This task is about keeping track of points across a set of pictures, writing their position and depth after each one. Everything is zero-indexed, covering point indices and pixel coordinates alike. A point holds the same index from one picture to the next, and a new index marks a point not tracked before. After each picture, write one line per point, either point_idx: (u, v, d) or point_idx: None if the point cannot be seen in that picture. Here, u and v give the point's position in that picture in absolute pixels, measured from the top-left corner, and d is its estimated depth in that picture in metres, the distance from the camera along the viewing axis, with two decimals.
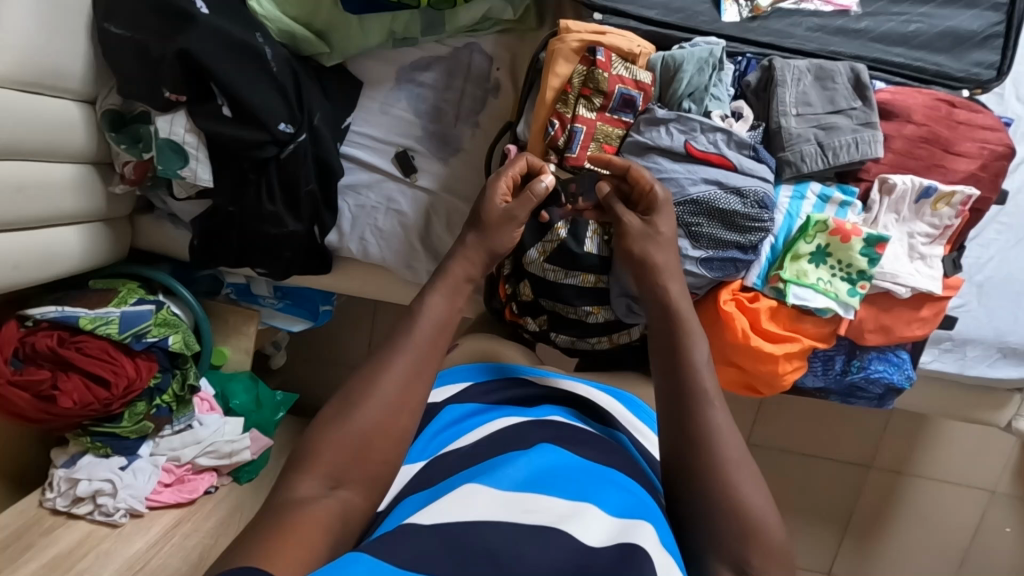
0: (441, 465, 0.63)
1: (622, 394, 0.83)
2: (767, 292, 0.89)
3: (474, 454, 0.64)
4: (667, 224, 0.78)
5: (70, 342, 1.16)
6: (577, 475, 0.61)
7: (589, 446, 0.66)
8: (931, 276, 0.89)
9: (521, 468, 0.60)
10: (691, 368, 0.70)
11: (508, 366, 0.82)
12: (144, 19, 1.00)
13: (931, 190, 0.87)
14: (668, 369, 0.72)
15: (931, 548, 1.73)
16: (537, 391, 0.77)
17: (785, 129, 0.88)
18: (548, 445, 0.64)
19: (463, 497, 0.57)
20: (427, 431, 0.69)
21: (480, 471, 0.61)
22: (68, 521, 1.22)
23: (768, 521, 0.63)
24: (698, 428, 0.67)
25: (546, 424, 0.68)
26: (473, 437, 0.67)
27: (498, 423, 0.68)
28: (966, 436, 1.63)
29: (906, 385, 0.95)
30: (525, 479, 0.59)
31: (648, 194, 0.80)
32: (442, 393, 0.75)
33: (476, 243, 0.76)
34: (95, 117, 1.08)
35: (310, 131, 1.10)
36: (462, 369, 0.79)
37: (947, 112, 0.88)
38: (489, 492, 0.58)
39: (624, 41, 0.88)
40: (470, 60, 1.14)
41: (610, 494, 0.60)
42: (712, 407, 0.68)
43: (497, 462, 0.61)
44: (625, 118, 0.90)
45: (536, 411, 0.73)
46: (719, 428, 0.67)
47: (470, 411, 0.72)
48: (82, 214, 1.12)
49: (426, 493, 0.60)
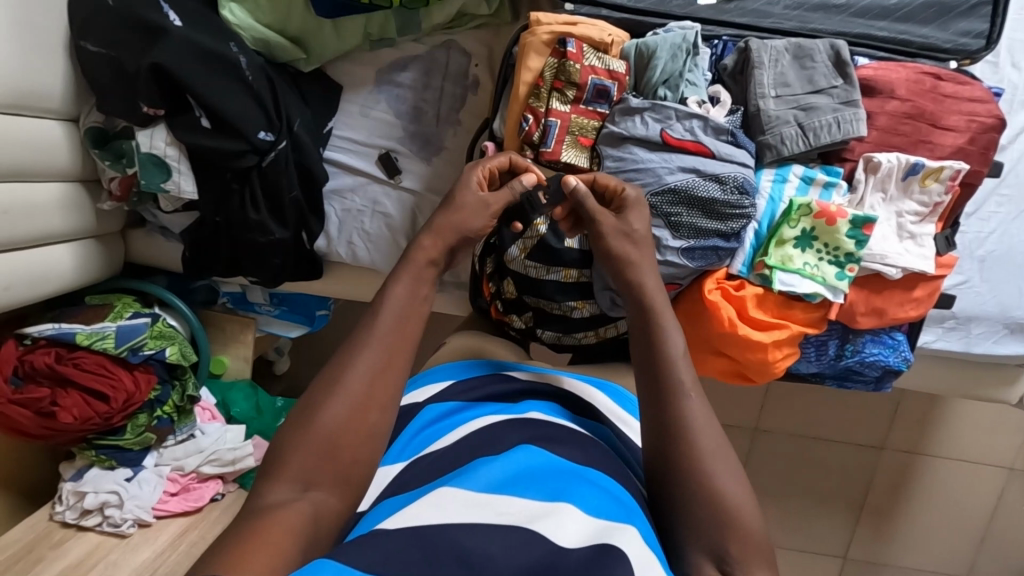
0: (418, 468, 0.63)
1: (608, 386, 0.82)
2: (753, 279, 0.88)
3: (450, 457, 0.63)
4: (638, 219, 0.76)
5: (68, 359, 1.18)
6: (550, 474, 0.60)
7: (566, 444, 0.65)
8: (922, 256, 0.87)
9: (496, 471, 0.59)
10: (666, 361, 0.68)
11: (491, 363, 0.81)
12: (119, 35, 1.00)
13: (918, 166, 0.84)
14: (645, 357, 0.70)
15: (949, 528, 1.71)
16: (517, 387, 0.76)
17: (763, 111, 0.86)
18: (526, 445, 0.63)
19: (435, 501, 0.56)
20: (406, 432, 0.69)
21: (455, 475, 0.60)
22: (78, 533, 1.25)
23: (745, 512, 0.61)
24: (672, 418, 0.66)
25: (524, 424, 0.67)
26: (451, 439, 0.66)
27: (475, 423, 0.68)
28: (981, 413, 1.59)
29: (903, 366, 0.93)
30: (500, 482, 0.58)
31: (625, 198, 0.78)
32: (422, 394, 0.75)
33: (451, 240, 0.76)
34: (79, 134, 1.09)
35: (289, 137, 1.09)
36: (443, 369, 0.79)
37: (932, 85, 0.86)
38: (461, 492, 0.56)
39: (595, 31, 0.86)
40: (448, 57, 1.14)
41: (587, 491, 0.59)
42: (689, 400, 0.66)
43: (471, 466, 0.60)
44: (600, 109, 0.88)
45: (515, 407, 0.72)
46: (699, 417, 0.66)
47: (449, 409, 0.72)
48: (72, 232, 1.13)
49: (400, 498, 0.59)
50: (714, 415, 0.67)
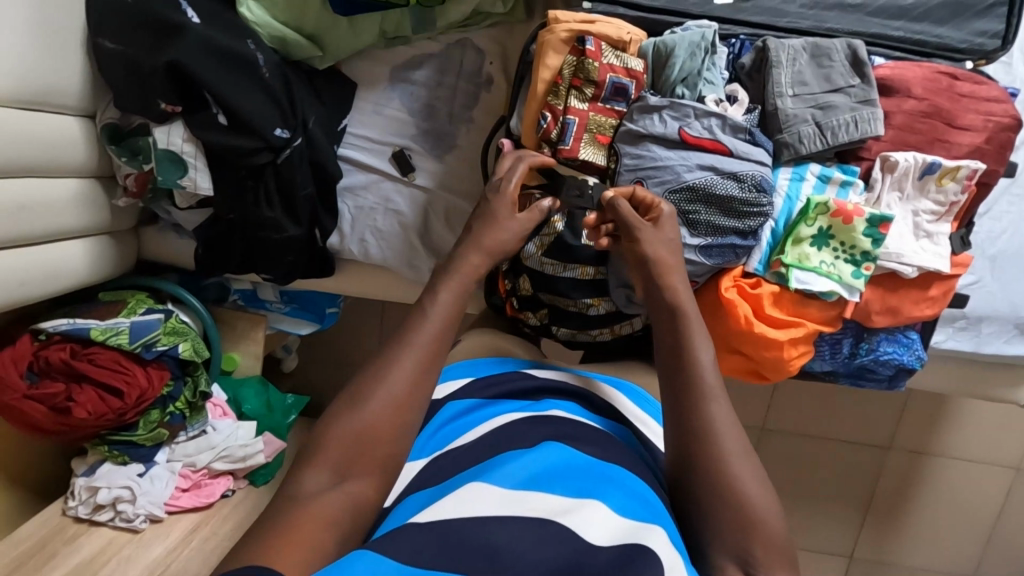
0: (443, 463, 0.63)
1: (625, 385, 0.83)
2: (769, 277, 0.88)
3: (474, 452, 0.63)
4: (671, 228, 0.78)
5: (83, 355, 1.18)
6: (577, 472, 0.60)
7: (590, 442, 0.65)
8: (938, 254, 0.87)
9: (523, 467, 0.59)
10: (695, 366, 0.69)
11: (511, 361, 0.82)
12: (137, 33, 1.01)
13: (935, 165, 0.84)
14: (668, 363, 0.71)
15: (956, 528, 1.71)
16: (540, 382, 0.76)
17: (781, 110, 0.86)
18: (551, 442, 0.63)
19: (466, 495, 0.56)
20: (429, 426, 0.70)
21: (482, 470, 0.60)
22: (91, 528, 1.25)
23: (770, 515, 0.61)
24: (694, 418, 0.66)
25: (547, 421, 0.67)
26: (473, 435, 0.67)
27: (498, 420, 0.68)
28: (988, 413, 1.60)
29: (917, 365, 0.94)
30: (527, 478, 0.58)
31: (658, 211, 0.78)
32: (442, 390, 0.75)
33: (489, 244, 0.76)
34: (95, 131, 1.09)
35: (305, 135, 1.10)
36: (462, 366, 0.79)
37: (948, 85, 0.86)
38: (491, 488, 0.57)
39: (613, 29, 0.86)
40: (462, 56, 1.14)
41: (615, 490, 0.59)
42: (714, 402, 0.67)
43: (498, 461, 0.61)
44: (618, 107, 0.88)
45: (538, 404, 0.72)
46: (722, 418, 0.66)
47: (469, 406, 0.72)
48: (88, 228, 1.14)
49: (427, 492, 0.59)
50: (738, 420, 0.67)
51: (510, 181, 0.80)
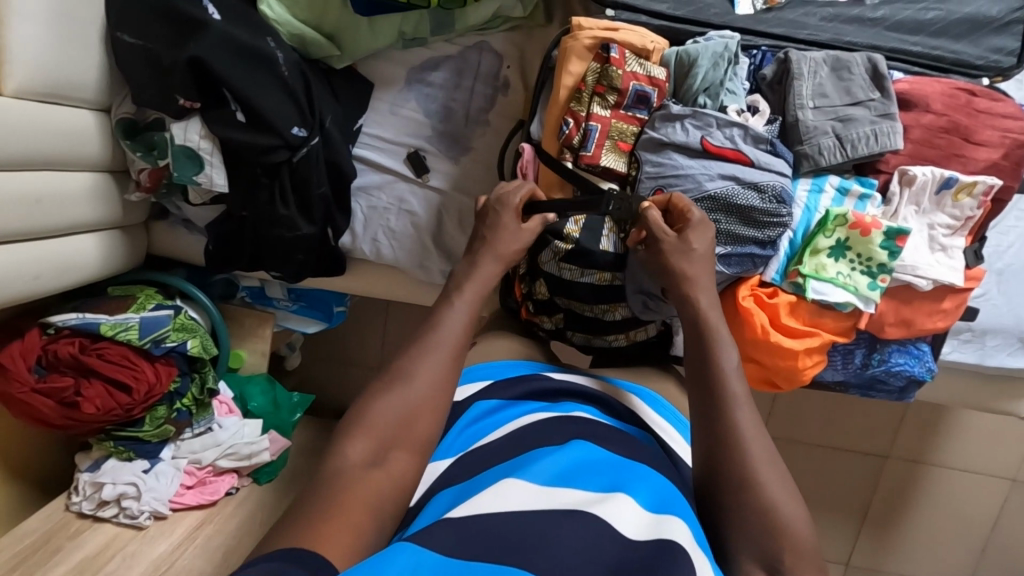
0: (471, 462, 0.64)
1: (640, 389, 0.84)
2: (786, 287, 0.89)
3: (502, 450, 0.63)
4: (699, 239, 0.78)
5: (92, 349, 1.17)
6: (607, 469, 0.61)
7: (614, 441, 0.66)
8: (952, 267, 0.88)
9: (556, 463, 0.60)
10: (722, 376, 0.70)
11: (530, 364, 0.82)
12: (157, 29, 1.00)
13: (952, 180, 0.85)
14: (697, 371, 0.72)
15: (951, 536, 1.72)
16: (560, 385, 0.76)
17: (802, 122, 0.87)
18: (579, 441, 0.64)
19: (501, 492, 0.56)
20: (452, 428, 0.70)
21: (514, 466, 0.60)
22: (94, 524, 1.24)
23: (798, 522, 0.61)
24: (719, 423, 0.67)
25: (572, 422, 0.68)
26: (499, 434, 0.67)
27: (522, 420, 0.68)
28: (986, 425, 1.61)
29: (927, 377, 0.94)
30: (561, 475, 0.58)
31: (688, 219, 0.79)
32: (463, 392, 0.75)
33: (506, 253, 0.82)
34: (110, 125, 1.09)
35: (321, 134, 1.10)
36: (482, 369, 0.80)
37: (966, 100, 0.87)
38: (526, 485, 0.57)
39: (636, 37, 0.87)
40: (480, 59, 1.14)
41: (643, 485, 0.60)
42: (740, 409, 0.68)
43: (529, 458, 0.61)
44: (639, 115, 0.88)
45: (561, 406, 0.72)
46: (749, 427, 0.67)
47: (490, 408, 0.72)
48: (100, 222, 1.13)
49: (460, 490, 0.59)
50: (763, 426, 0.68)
51: (512, 194, 0.85)
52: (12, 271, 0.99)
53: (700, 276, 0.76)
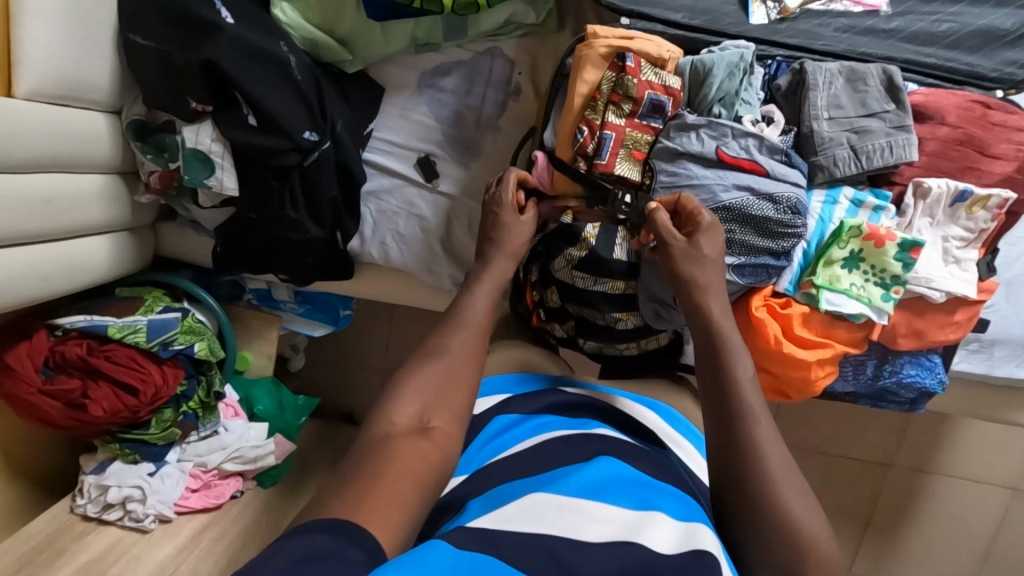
0: (496, 474, 0.65)
1: (656, 404, 0.84)
2: (799, 298, 0.89)
3: (527, 463, 0.65)
4: (709, 244, 0.77)
5: (99, 351, 1.17)
6: (636, 488, 0.62)
7: (641, 459, 0.67)
8: (965, 279, 0.88)
9: (584, 478, 0.61)
10: (733, 386, 0.70)
11: (546, 377, 0.83)
12: (170, 31, 1.00)
13: (966, 193, 0.85)
14: (711, 383, 0.71)
15: (953, 546, 1.72)
16: (579, 399, 0.77)
17: (817, 133, 0.87)
18: (606, 457, 0.65)
19: (531, 506, 0.58)
20: (475, 442, 0.71)
21: (542, 480, 0.62)
22: (99, 526, 1.24)
23: (817, 536, 0.61)
24: (738, 434, 0.67)
25: (597, 438, 0.69)
26: (522, 446, 0.68)
27: (545, 434, 0.70)
28: (989, 434, 1.61)
29: (938, 389, 0.94)
30: (589, 490, 0.60)
31: (698, 222, 0.78)
32: (482, 405, 0.77)
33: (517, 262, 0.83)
34: (121, 127, 1.08)
35: (332, 138, 1.09)
36: (500, 380, 0.81)
37: (982, 113, 0.87)
38: (556, 499, 0.58)
39: (653, 46, 0.87)
40: (492, 65, 1.14)
41: (671, 502, 0.61)
42: (758, 423, 0.67)
43: (557, 473, 0.62)
44: (654, 124, 0.88)
45: (581, 421, 0.73)
46: (767, 439, 0.66)
47: (511, 421, 0.74)
48: (110, 224, 1.13)
49: (485, 499, 0.61)
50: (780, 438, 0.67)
51: (505, 190, 0.86)
52: (22, 272, 0.99)
53: (711, 283, 0.76)
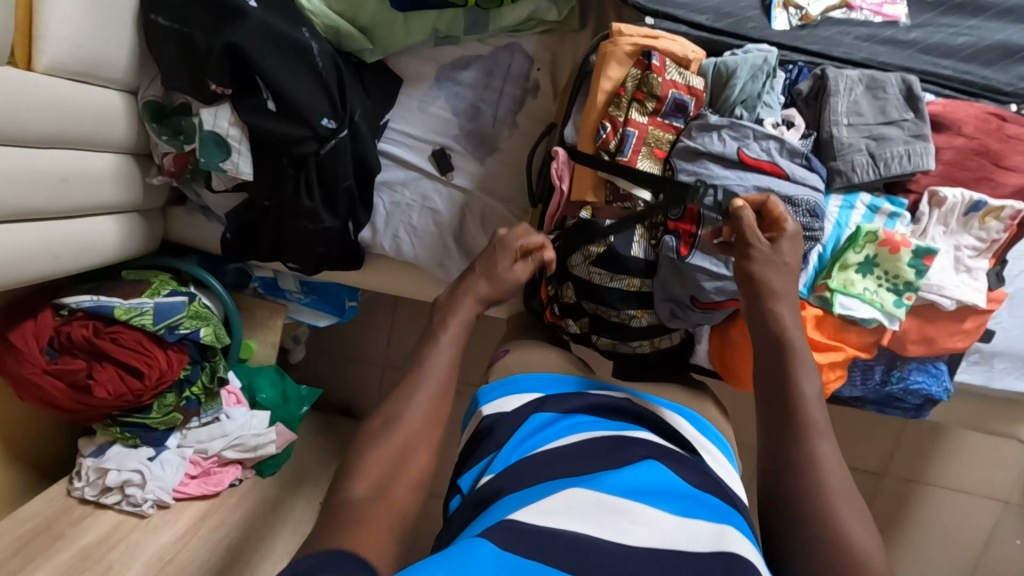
0: (532, 469, 0.66)
1: (686, 413, 0.85)
2: (813, 301, 0.89)
3: (567, 463, 0.66)
4: (790, 252, 0.77)
5: (105, 333, 1.16)
6: (679, 494, 0.63)
7: (683, 466, 0.69)
8: (976, 289, 0.89)
9: (627, 484, 0.63)
10: (803, 404, 0.71)
11: (574, 380, 0.85)
12: (192, 11, 0.99)
13: (980, 204, 0.87)
14: (774, 391, 0.73)
15: (941, 557, 1.74)
16: (613, 403, 0.79)
17: (836, 138, 0.88)
18: (653, 462, 0.67)
19: (572, 508, 0.59)
20: (512, 439, 0.71)
21: (582, 482, 0.63)
22: (96, 511, 1.22)
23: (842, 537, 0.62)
24: (798, 450, 0.69)
25: (643, 442, 0.70)
26: (559, 445, 0.69)
27: (581, 434, 0.71)
28: (981, 447, 1.63)
29: (943, 397, 0.95)
30: (634, 493, 0.62)
31: (783, 228, 0.78)
32: (516, 402, 0.78)
33: None
34: (138, 107, 1.08)
35: (350, 127, 1.09)
36: (535, 380, 0.83)
37: (997, 125, 0.88)
38: (596, 503, 0.60)
39: (676, 47, 0.88)
40: (511, 60, 1.14)
41: (709, 509, 0.63)
42: (820, 439, 0.69)
43: (595, 477, 0.64)
44: (676, 123, 0.89)
45: (619, 424, 0.75)
46: (828, 456, 0.68)
47: (546, 421, 0.75)
48: (121, 205, 1.12)
49: (524, 494, 0.62)
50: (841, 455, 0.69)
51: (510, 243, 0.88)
52: (31, 249, 0.98)
53: (787, 289, 0.76)
